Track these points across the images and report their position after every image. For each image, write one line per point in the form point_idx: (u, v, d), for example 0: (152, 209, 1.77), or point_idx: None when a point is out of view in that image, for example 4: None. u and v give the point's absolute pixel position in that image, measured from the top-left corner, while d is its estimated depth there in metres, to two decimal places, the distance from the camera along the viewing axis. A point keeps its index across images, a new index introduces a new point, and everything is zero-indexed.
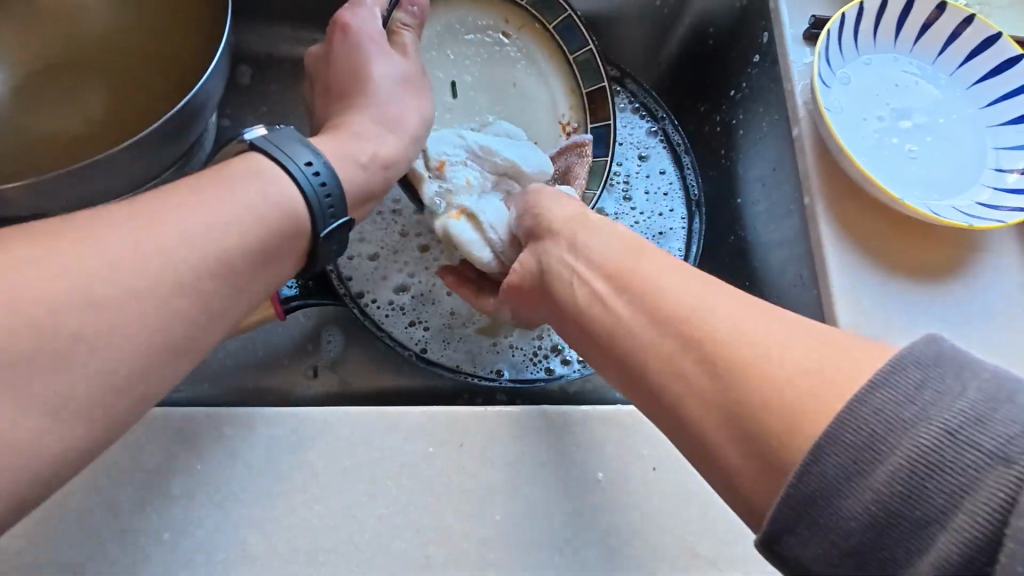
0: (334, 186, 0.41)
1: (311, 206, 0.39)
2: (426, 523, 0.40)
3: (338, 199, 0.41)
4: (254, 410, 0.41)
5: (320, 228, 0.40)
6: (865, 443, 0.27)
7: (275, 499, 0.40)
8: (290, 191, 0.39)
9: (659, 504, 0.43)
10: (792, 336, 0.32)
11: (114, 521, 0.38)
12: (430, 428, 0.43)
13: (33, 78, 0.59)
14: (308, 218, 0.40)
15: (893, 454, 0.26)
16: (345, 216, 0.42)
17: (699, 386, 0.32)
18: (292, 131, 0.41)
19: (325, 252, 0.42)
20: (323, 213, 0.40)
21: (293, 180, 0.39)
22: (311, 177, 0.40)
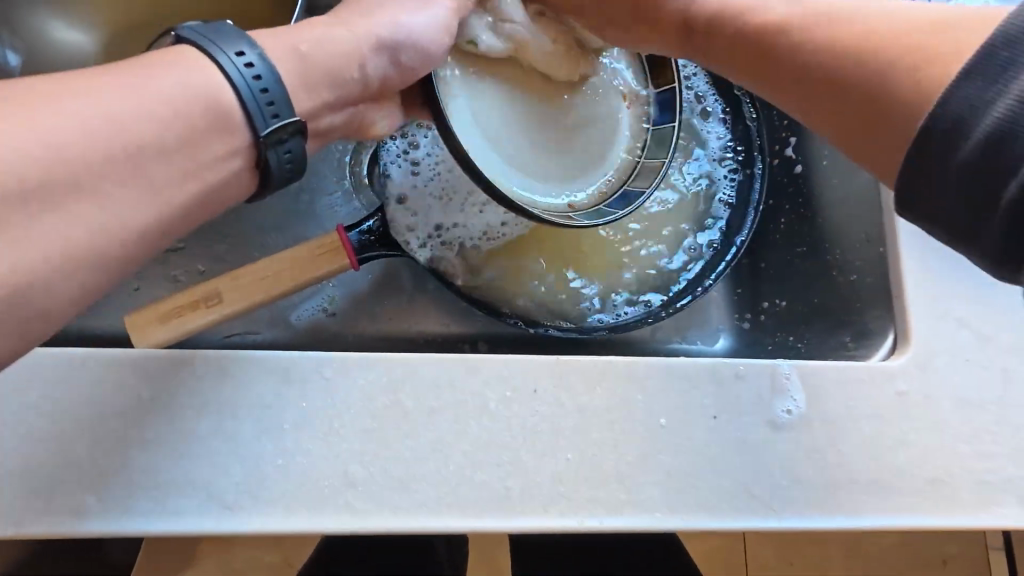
0: (274, 83, 0.37)
1: (247, 103, 0.36)
2: (504, 459, 0.45)
3: (281, 98, 0.37)
4: (349, 355, 0.45)
5: (261, 129, 0.37)
6: (961, 107, 0.30)
7: (371, 434, 0.44)
8: (227, 95, 0.36)
9: (718, 449, 0.46)
10: (891, 24, 0.35)
11: (237, 449, 0.43)
12: (506, 376, 0.46)
13: (120, 31, 0.62)
14: (244, 119, 0.36)
15: (982, 126, 0.29)
16: (294, 118, 0.37)
17: (800, 88, 0.38)
18: (228, 23, 0.38)
19: (280, 171, 0.39)
20: (263, 112, 0.37)
21: (227, 79, 0.35)
22: (249, 76, 0.36)
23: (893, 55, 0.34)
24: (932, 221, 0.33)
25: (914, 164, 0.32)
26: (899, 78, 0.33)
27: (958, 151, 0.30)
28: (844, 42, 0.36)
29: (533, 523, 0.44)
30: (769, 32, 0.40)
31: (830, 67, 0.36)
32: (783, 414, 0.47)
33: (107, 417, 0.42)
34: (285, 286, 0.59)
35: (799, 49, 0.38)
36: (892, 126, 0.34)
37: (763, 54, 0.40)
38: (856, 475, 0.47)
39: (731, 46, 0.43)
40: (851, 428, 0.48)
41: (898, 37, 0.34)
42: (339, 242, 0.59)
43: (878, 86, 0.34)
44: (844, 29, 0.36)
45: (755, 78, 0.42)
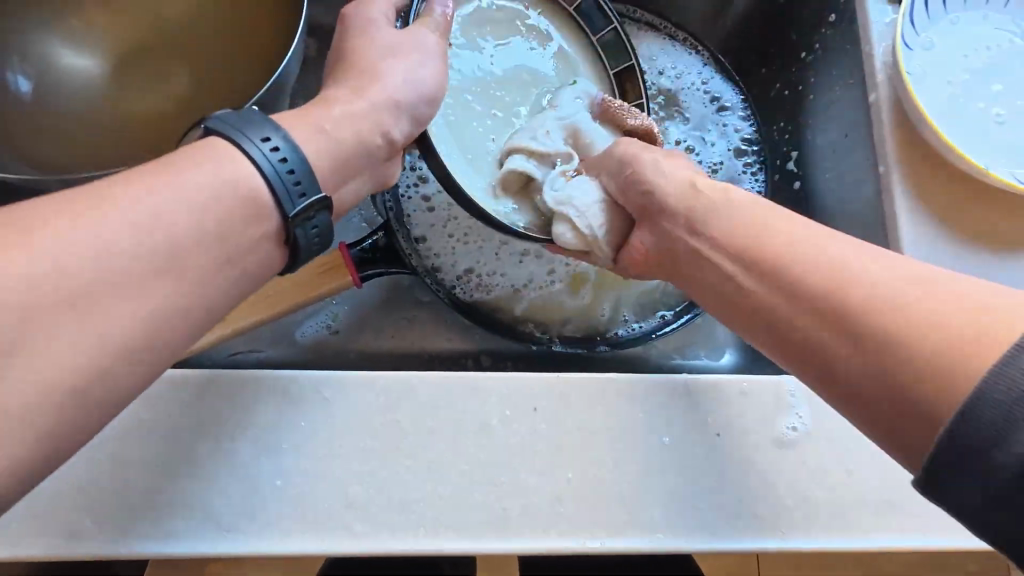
0: (301, 165, 0.37)
1: (276, 189, 0.36)
2: (503, 479, 0.44)
3: (307, 177, 0.37)
4: (347, 374, 0.45)
5: (290, 210, 0.36)
6: (991, 422, 0.28)
7: (369, 453, 0.44)
8: (254, 178, 0.35)
9: (722, 468, 0.45)
10: (902, 297, 0.32)
11: (235, 470, 0.43)
12: (505, 395, 0.46)
13: (125, 55, 0.63)
14: (272, 202, 0.36)
15: (1005, 450, 0.28)
16: (320, 196, 0.37)
17: (818, 328, 0.34)
18: (255, 111, 0.37)
19: (308, 244, 0.39)
20: (291, 195, 0.36)
21: (255, 165, 0.35)
22: (277, 162, 0.36)
23: (930, 346, 0.30)
24: (954, 505, 0.30)
25: (944, 446, 0.29)
26: (910, 382, 0.31)
27: (996, 453, 0.28)
28: (872, 344, 0.32)
29: (534, 544, 0.43)
30: (792, 287, 0.36)
31: (858, 333, 0.32)
32: (788, 432, 0.46)
33: (105, 438, 0.42)
34: (287, 304, 0.59)
35: (829, 372, 0.34)
36: (901, 404, 0.31)
37: (766, 314, 0.37)
38: (865, 494, 0.45)
39: (748, 309, 0.39)
40: (858, 446, 0.47)
41: (925, 310, 0.31)
42: (342, 261, 0.59)
43: (896, 366, 0.31)
44: (866, 296, 0.33)
45: (759, 337, 0.38)
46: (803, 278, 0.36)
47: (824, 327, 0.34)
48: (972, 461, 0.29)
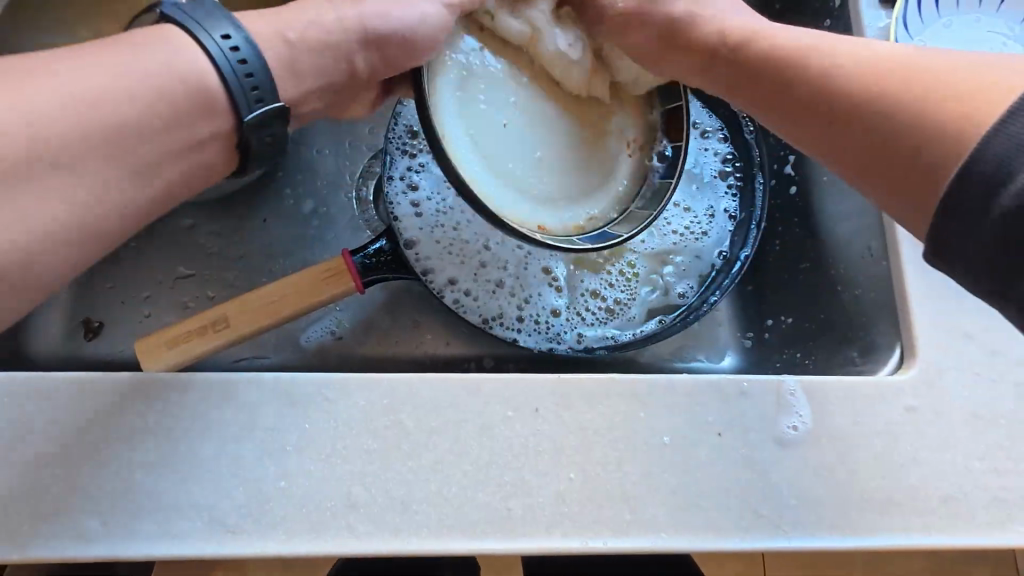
0: (258, 68, 0.41)
1: (232, 89, 0.40)
2: (505, 479, 0.44)
3: (265, 82, 0.41)
4: (350, 376, 0.46)
5: (246, 114, 0.42)
6: (994, 159, 0.29)
7: (372, 454, 0.44)
8: (203, 64, 0.40)
9: (723, 467, 0.46)
10: (938, 73, 0.34)
11: (239, 471, 0.43)
12: (506, 396, 0.46)
13: None
14: (225, 95, 0.41)
15: (1011, 188, 0.29)
16: (278, 103, 0.42)
17: (830, 126, 0.38)
18: (214, 2, 0.41)
19: (258, 144, 0.44)
20: (248, 98, 0.41)
21: (207, 54, 0.40)
22: (230, 54, 0.40)
23: (933, 120, 0.33)
24: (966, 272, 0.32)
25: (948, 192, 0.31)
26: (918, 142, 0.33)
27: (1000, 195, 0.29)
28: (885, 104, 0.35)
29: (537, 544, 0.43)
30: (814, 87, 0.39)
31: (866, 107, 0.36)
32: (789, 431, 0.47)
33: (112, 440, 0.43)
34: (290, 309, 0.60)
35: (846, 136, 0.37)
36: (925, 172, 0.33)
37: (789, 99, 0.41)
38: (866, 493, 0.46)
39: (781, 91, 0.42)
40: (860, 446, 0.47)
41: (942, 83, 0.33)
42: (345, 265, 0.60)
43: (915, 142, 0.33)
44: (887, 66, 0.36)
45: (805, 142, 0.41)
46: (816, 122, 0.39)
47: (847, 111, 0.37)
48: (976, 223, 0.30)
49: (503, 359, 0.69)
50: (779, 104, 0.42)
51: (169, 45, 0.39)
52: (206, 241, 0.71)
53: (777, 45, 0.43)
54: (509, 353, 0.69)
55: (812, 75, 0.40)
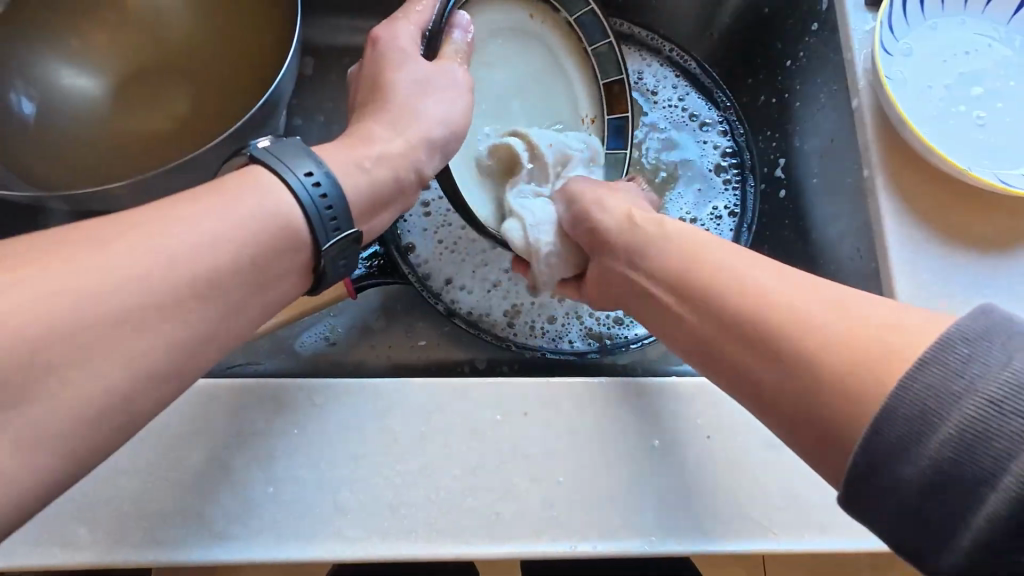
0: (338, 200, 0.39)
1: (313, 220, 0.38)
2: (495, 484, 0.44)
3: (343, 212, 0.39)
4: (339, 381, 0.46)
5: (323, 241, 0.39)
6: (908, 418, 0.29)
7: (361, 459, 0.44)
8: (290, 203, 0.37)
9: (712, 470, 0.46)
10: (861, 317, 0.33)
11: (228, 477, 0.43)
12: (494, 399, 0.46)
13: (127, 73, 0.64)
14: (308, 233, 0.38)
15: (931, 442, 0.28)
16: (351, 229, 0.40)
17: (757, 359, 0.35)
18: (298, 142, 0.40)
19: (333, 268, 0.41)
20: (327, 228, 0.39)
21: (292, 192, 0.37)
22: (316, 193, 0.38)
23: (863, 363, 0.31)
24: (876, 526, 0.31)
25: (863, 468, 0.30)
26: (851, 397, 0.31)
27: (903, 467, 0.29)
28: (815, 362, 0.33)
29: (526, 549, 0.43)
30: (742, 308, 0.37)
31: (797, 340, 0.34)
32: (778, 433, 0.47)
33: None
34: (283, 315, 0.60)
35: (767, 387, 0.35)
36: (844, 444, 0.32)
37: (715, 344, 0.38)
38: None
39: (704, 357, 0.39)
40: None
41: (867, 338, 0.32)
42: None
43: (829, 395, 0.32)
44: (781, 312, 0.35)
45: (720, 380, 0.38)
46: (743, 355, 0.36)
47: (791, 341, 0.34)
48: (931, 539, 0.29)
49: (497, 363, 0.69)
50: (701, 330, 0.39)
51: (261, 189, 0.37)
52: None
53: (701, 257, 0.41)
54: (502, 356, 0.69)
55: (744, 303, 0.37)
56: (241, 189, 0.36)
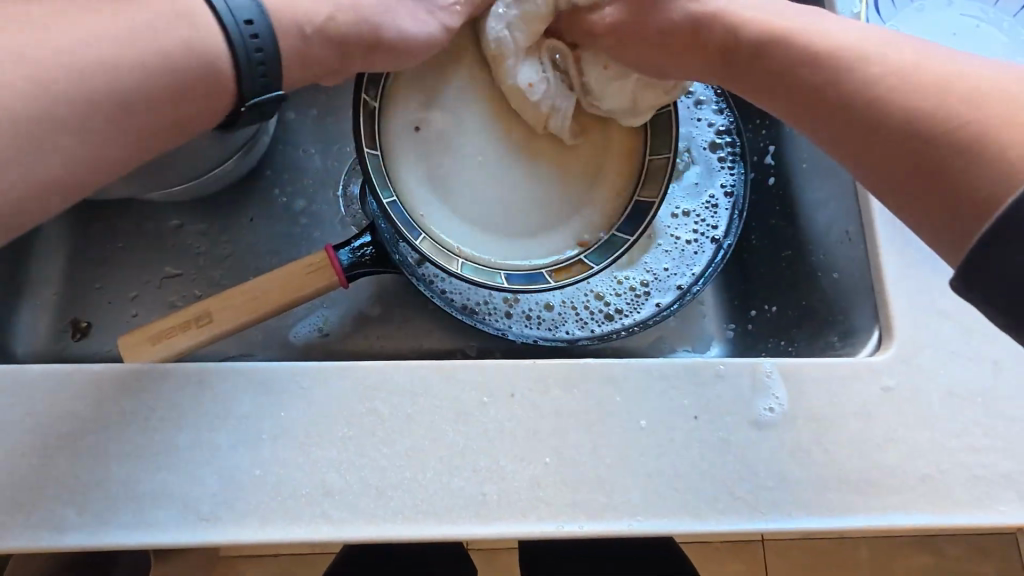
0: (267, 41, 0.44)
1: (237, 51, 0.43)
2: (481, 464, 0.44)
3: (267, 36, 0.44)
4: (325, 364, 0.46)
5: (249, 97, 0.45)
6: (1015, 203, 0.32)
7: (347, 441, 0.44)
8: (214, 25, 0.42)
9: (700, 450, 0.45)
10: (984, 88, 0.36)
11: (214, 459, 0.43)
12: (481, 380, 0.46)
13: None
14: (225, 46, 0.43)
15: None
16: (279, 92, 0.46)
17: (870, 129, 0.40)
18: None
19: (248, 119, 0.47)
20: (250, 56, 0.44)
21: (219, 14, 0.42)
22: (246, 32, 0.43)
23: (978, 116, 0.35)
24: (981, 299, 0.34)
25: (973, 262, 0.34)
26: (963, 187, 0.35)
27: (1019, 256, 0.32)
28: (930, 108, 0.37)
29: (512, 529, 0.43)
30: (865, 109, 0.41)
31: (905, 122, 0.38)
32: (765, 413, 0.47)
33: (93, 432, 0.43)
34: (274, 304, 0.60)
35: (894, 131, 0.39)
36: (952, 204, 0.36)
37: (823, 100, 0.43)
38: (845, 474, 0.45)
39: (808, 95, 0.45)
40: (840, 427, 0.46)
41: (982, 105, 0.36)
42: (329, 261, 0.61)
43: (942, 140, 0.36)
44: (921, 95, 0.38)
45: (830, 135, 0.43)
46: (855, 93, 0.41)
47: (885, 94, 0.40)
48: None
49: (487, 349, 0.69)
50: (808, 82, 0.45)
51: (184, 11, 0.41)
52: (194, 241, 0.71)
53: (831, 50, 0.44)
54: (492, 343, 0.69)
55: (862, 79, 0.41)
56: (141, 10, 0.41)
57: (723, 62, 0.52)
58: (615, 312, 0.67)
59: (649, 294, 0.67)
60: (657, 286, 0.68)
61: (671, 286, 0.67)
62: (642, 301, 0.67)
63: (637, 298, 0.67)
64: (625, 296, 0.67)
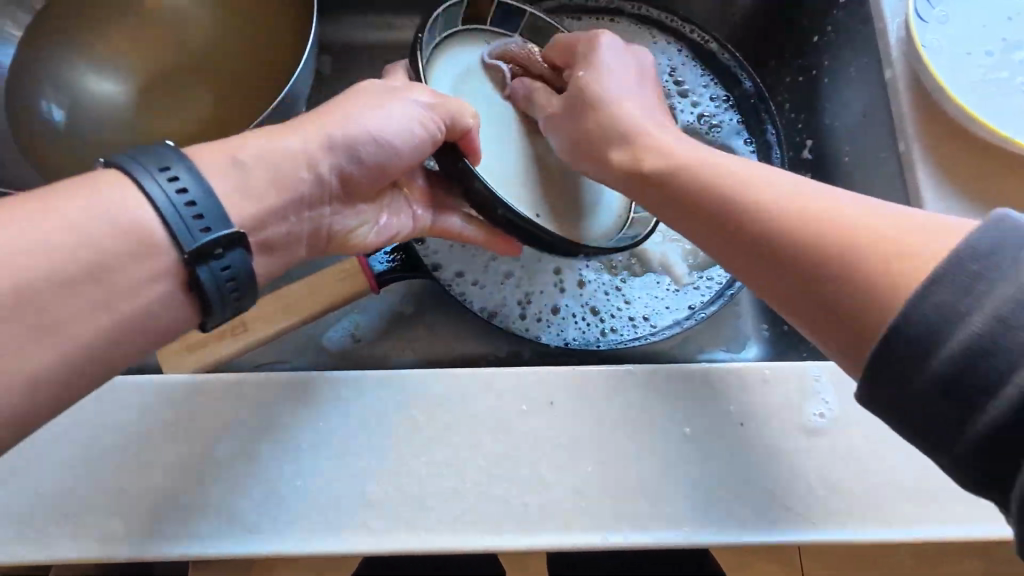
0: (206, 202, 0.36)
1: (173, 226, 0.35)
2: (522, 474, 0.43)
3: (212, 211, 0.36)
4: (363, 373, 0.46)
5: (186, 244, 0.35)
6: (924, 329, 0.29)
7: (387, 452, 0.44)
8: (148, 212, 0.35)
9: (747, 459, 0.44)
10: (870, 219, 0.34)
11: (255, 470, 0.43)
12: (520, 387, 0.45)
13: (146, 79, 0.64)
14: (167, 237, 0.35)
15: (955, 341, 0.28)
16: (228, 229, 0.36)
17: (764, 265, 0.37)
18: (167, 144, 0.38)
19: (221, 299, 0.38)
20: (192, 231, 0.36)
21: (148, 198, 0.35)
22: (178, 199, 0.36)
23: (862, 256, 0.33)
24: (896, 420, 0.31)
25: (875, 369, 0.31)
26: (860, 323, 0.33)
27: (925, 371, 0.29)
28: (821, 242, 0.34)
29: (555, 541, 0.42)
30: (739, 234, 0.38)
31: (806, 252, 0.35)
32: (815, 418, 0.45)
33: (135, 442, 0.43)
34: (308, 311, 0.60)
35: (783, 258, 0.36)
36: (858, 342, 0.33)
37: (711, 225, 0.40)
38: (901, 482, 0.43)
39: (692, 213, 0.42)
40: (896, 431, 0.45)
41: (867, 232, 0.33)
42: (361, 267, 0.60)
43: (836, 280, 0.33)
44: (821, 216, 0.35)
45: (736, 265, 0.40)
46: (747, 221, 0.38)
47: (776, 223, 0.36)
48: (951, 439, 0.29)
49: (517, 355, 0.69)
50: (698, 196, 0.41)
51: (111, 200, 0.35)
52: None
53: (702, 173, 0.42)
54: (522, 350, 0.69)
55: (730, 205, 0.39)
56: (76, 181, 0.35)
57: (612, 169, 0.49)
58: (650, 316, 0.66)
59: (683, 299, 0.66)
60: (655, 302, 0.66)
61: (704, 288, 0.67)
62: (676, 306, 0.66)
63: (675, 305, 0.66)
64: (652, 302, 0.66)
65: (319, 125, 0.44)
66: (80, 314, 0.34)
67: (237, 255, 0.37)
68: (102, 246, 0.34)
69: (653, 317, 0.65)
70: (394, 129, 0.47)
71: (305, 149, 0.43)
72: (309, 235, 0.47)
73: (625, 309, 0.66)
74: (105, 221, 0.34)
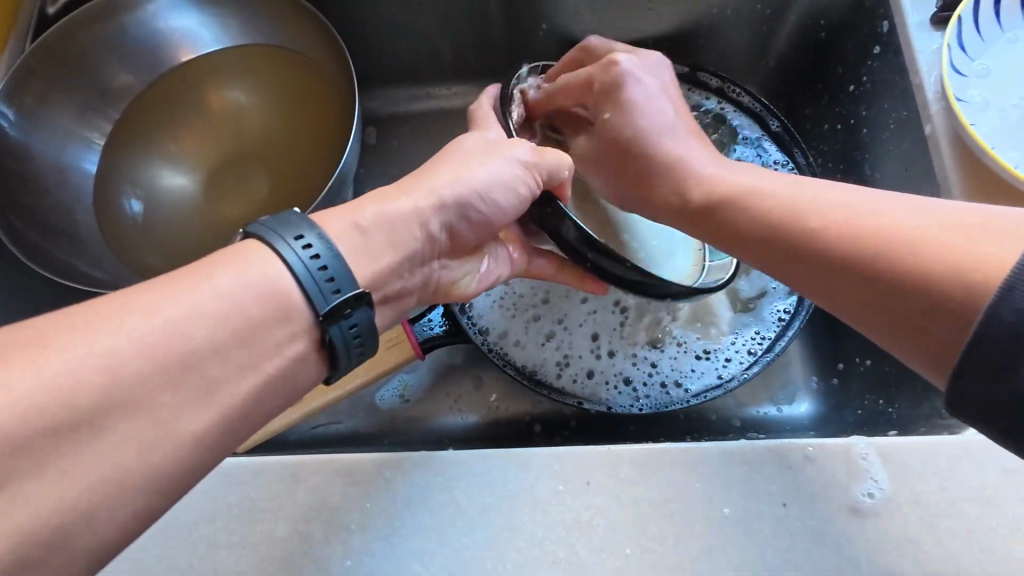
0: (336, 264, 0.38)
1: (307, 287, 0.37)
2: (560, 556, 0.44)
3: (343, 274, 0.38)
4: (407, 454, 0.48)
5: (321, 306, 0.37)
6: (1010, 329, 0.29)
7: (433, 532, 0.46)
8: (287, 280, 0.37)
9: (788, 541, 0.43)
10: (916, 225, 0.35)
11: (309, 551, 0.46)
12: (556, 468, 0.46)
13: (211, 167, 0.71)
14: (305, 302, 0.37)
15: None
16: (354, 288, 0.38)
17: (826, 281, 0.39)
18: (296, 211, 0.39)
19: (347, 354, 0.40)
20: (325, 294, 0.37)
21: (288, 266, 0.37)
22: (314, 265, 0.37)
23: (927, 262, 0.34)
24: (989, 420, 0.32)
25: (958, 385, 0.32)
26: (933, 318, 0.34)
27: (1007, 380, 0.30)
28: (879, 246, 0.36)
29: None
30: (809, 253, 0.39)
31: (859, 264, 0.37)
32: (864, 499, 0.43)
33: (204, 521, 0.47)
34: (357, 380, 0.63)
35: (839, 270, 0.38)
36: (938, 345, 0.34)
37: (771, 249, 0.42)
38: (964, 570, 0.41)
39: (768, 238, 0.42)
40: (950, 510, 0.43)
41: (924, 238, 0.35)
42: (405, 334, 0.63)
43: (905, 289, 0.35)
44: (865, 229, 0.37)
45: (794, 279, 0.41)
46: (789, 239, 0.41)
47: (825, 240, 0.38)
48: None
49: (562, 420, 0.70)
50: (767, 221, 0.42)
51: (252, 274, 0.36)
52: None
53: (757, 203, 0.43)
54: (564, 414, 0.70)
55: (792, 229, 0.40)
56: (218, 260, 0.36)
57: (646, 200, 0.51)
58: (689, 380, 0.65)
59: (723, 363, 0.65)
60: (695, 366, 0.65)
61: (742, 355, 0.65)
62: (716, 370, 0.65)
63: (715, 369, 0.65)
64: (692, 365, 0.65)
65: (431, 188, 0.46)
66: (204, 395, 0.34)
67: (363, 312, 0.39)
68: (236, 322, 0.35)
69: (693, 382, 0.65)
70: (496, 182, 0.49)
71: (416, 208, 0.45)
72: (420, 289, 0.49)
73: (666, 376, 0.65)
74: (250, 287, 0.36)
